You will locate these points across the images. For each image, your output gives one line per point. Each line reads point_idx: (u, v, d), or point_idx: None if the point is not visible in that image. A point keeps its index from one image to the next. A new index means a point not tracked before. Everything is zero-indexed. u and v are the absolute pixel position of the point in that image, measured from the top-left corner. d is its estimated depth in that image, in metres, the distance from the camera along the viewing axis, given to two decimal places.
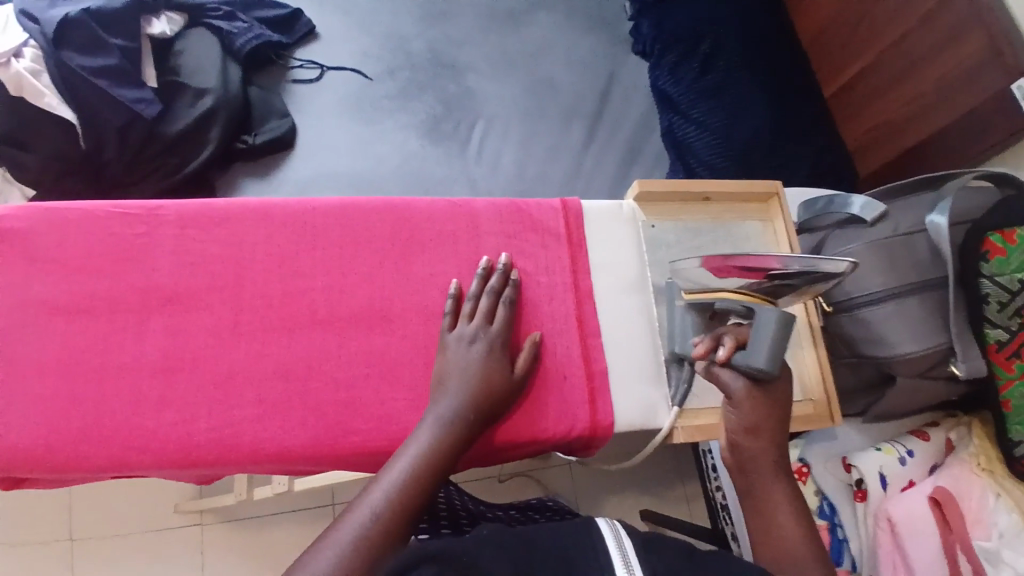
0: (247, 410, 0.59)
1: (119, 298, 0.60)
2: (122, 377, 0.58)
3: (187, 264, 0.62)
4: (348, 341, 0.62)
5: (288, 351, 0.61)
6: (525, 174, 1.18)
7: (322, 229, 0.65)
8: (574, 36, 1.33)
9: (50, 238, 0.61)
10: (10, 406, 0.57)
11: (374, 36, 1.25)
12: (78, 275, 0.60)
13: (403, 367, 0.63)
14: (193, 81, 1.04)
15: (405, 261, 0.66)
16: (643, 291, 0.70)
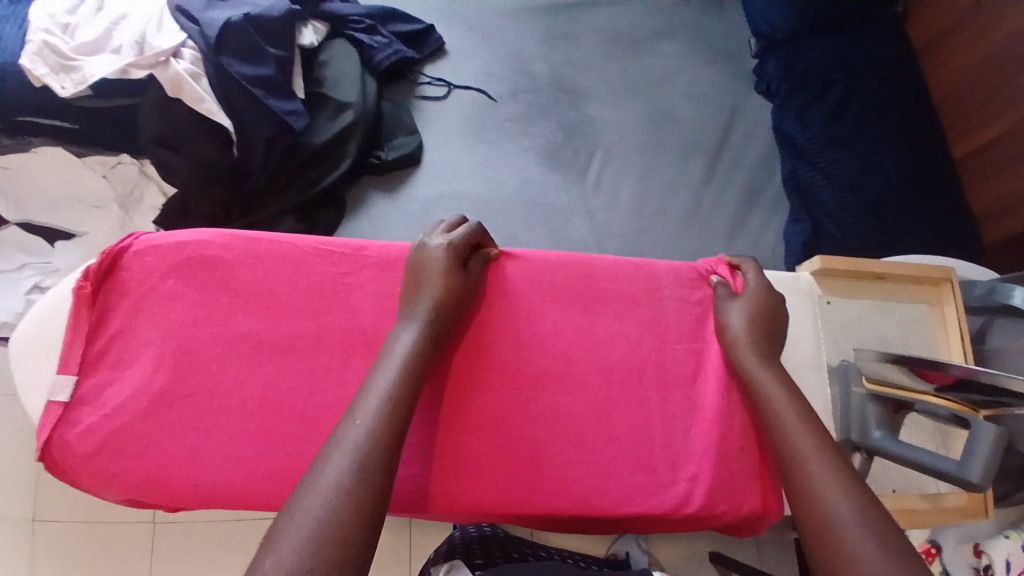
0: (437, 457, 0.64)
1: (325, 338, 0.65)
2: (323, 416, 0.63)
3: (385, 309, 0.67)
4: (533, 398, 0.68)
5: (477, 402, 0.66)
6: (644, 211, 1.14)
7: (517, 287, 0.71)
8: (697, 69, 1.27)
9: (257, 271, 0.66)
10: (216, 435, 0.61)
11: (499, 56, 1.24)
12: (286, 311, 0.66)
13: (582, 426, 0.67)
14: (337, 94, 1.07)
15: (590, 320, 0.72)
16: (818, 371, 0.72)
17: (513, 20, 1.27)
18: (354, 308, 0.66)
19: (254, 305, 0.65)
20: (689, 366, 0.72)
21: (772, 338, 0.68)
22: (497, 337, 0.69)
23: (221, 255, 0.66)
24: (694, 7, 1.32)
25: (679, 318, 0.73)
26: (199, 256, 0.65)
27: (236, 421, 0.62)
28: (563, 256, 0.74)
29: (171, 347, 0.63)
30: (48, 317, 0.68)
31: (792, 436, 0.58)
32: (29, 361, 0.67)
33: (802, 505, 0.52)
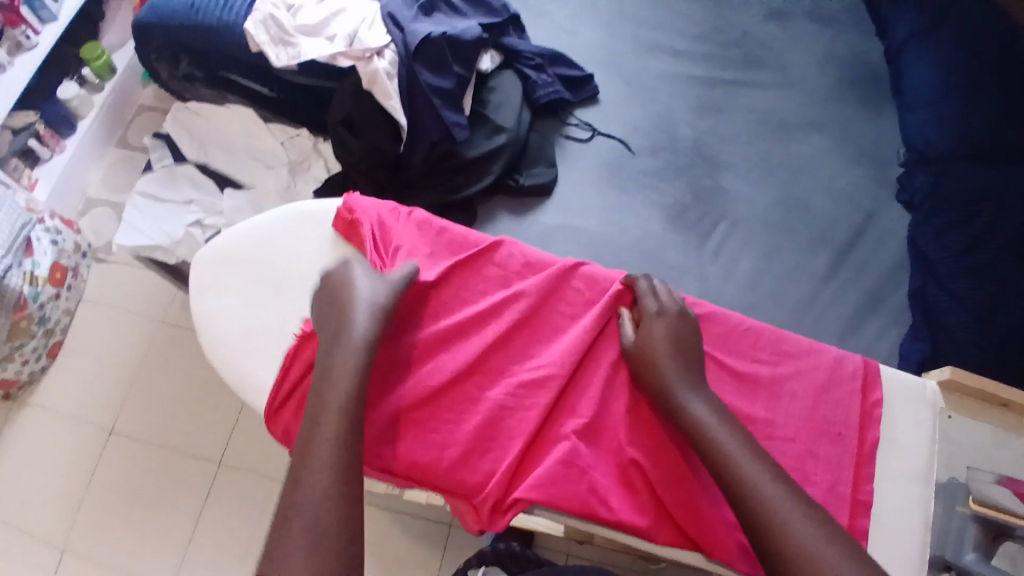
0: (536, 444, 0.74)
1: (486, 312, 0.81)
2: (470, 378, 0.77)
3: (536, 300, 0.81)
4: (634, 420, 0.75)
5: (581, 405, 0.76)
6: (758, 287, 1.16)
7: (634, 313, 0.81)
8: (840, 164, 1.28)
9: (453, 233, 0.86)
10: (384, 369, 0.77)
11: (647, 114, 1.31)
12: (460, 277, 0.83)
13: (677, 459, 0.73)
14: (497, 117, 1.17)
15: (714, 359, 0.77)
16: (926, 484, 0.73)
17: (668, 84, 1.35)
18: (501, 309, 0.81)
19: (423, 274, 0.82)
20: (800, 448, 0.73)
21: (683, 353, 0.74)
22: (609, 369, 0.77)
23: (401, 220, 0.86)
24: (848, 105, 1.34)
25: (802, 398, 0.75)
26: (385, 216, 0.85)
27: (381, 363, 0.77)
28: (708, 306, 0.80)
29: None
30: (236, 242, 0.85)
31: (723, 449, 0.66)
32: (210, 271, 0.83)
33: (752, 517, 0.61)
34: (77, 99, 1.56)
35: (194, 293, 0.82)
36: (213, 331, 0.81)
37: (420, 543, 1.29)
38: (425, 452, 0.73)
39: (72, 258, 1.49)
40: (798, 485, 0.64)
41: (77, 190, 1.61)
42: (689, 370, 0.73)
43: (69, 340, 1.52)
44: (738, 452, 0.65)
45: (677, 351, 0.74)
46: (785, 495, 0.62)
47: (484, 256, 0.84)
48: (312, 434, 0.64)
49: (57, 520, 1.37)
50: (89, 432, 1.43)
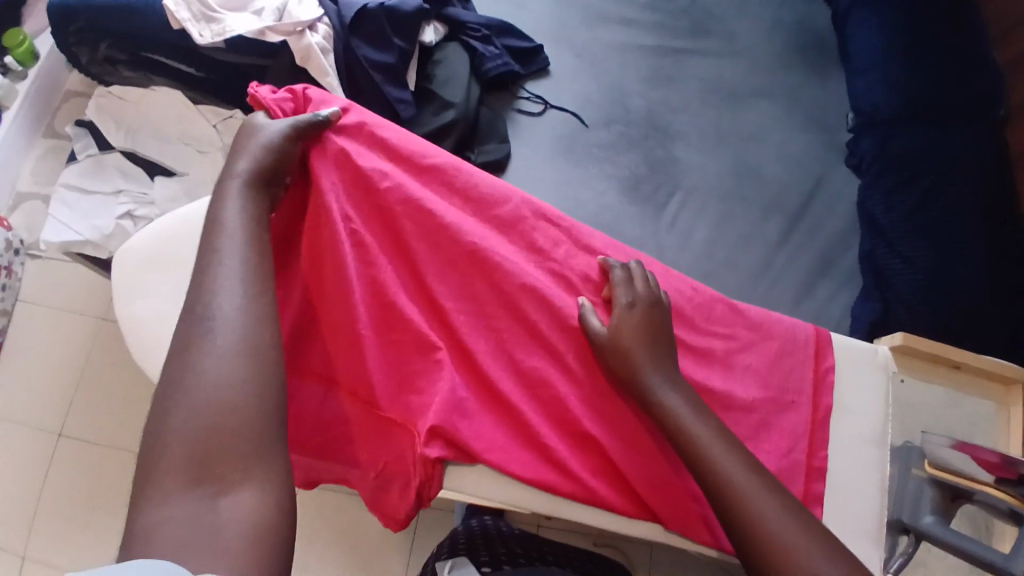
0: (491, 418, 0.72)
1: (448, 282, 0.76)
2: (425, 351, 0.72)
3: (505, 268, 0.77)
4: (592, 394, 0.74)
5: (545, 378, 0.74)
6: (715, 257, 1.15)
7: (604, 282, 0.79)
8: (792, 130, 1.27)
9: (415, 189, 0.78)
10: (325, 348, 0.72)
11: (599, 85, 1.28)
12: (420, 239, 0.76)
13: (635, 432, 0.72)
14: (444, 92, 1.13)
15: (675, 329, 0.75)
16: (880, 446, 0.73)
17: (618, 54, 1.32)
18: (465, 278, 0.76)
19: (378, 239, 0.76)
20: (756, 418, 0.72)
21: (661, 340, 0.71)
22: (576, 341, 0.75)
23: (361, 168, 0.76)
24: (798, 71, 1.33)
25: (756, 368, 0.74)
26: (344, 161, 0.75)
27: (321, 340, 0.72)
28: (666, 280, 0.78)
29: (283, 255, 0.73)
30: (162, 236, 0.78)
31: (699, 440, 0.64)
32: (134, 269, 0.77)
33: (726, 509, 0.60)
34: (0, 87, 1.46)
35: (116, 292, 0.76)
36: (140, 333, 0.74)
37: (387, 531, 1.27)
38: (370, 430, 0.70)
39: (4, 256, 1.41)
40: (771, 474, 0.62)
41: (5, 185, 1.51)
42: (666, 358, 0.70)
43: (7, 344, 1.44)
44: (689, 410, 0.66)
45: (659, 338, 0.71)
46: (754, 482, 0.60)
47: (452, 219, 0.78)
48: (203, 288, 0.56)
49: (3, 530, 1.30)
50: (33, 438, 1.36)
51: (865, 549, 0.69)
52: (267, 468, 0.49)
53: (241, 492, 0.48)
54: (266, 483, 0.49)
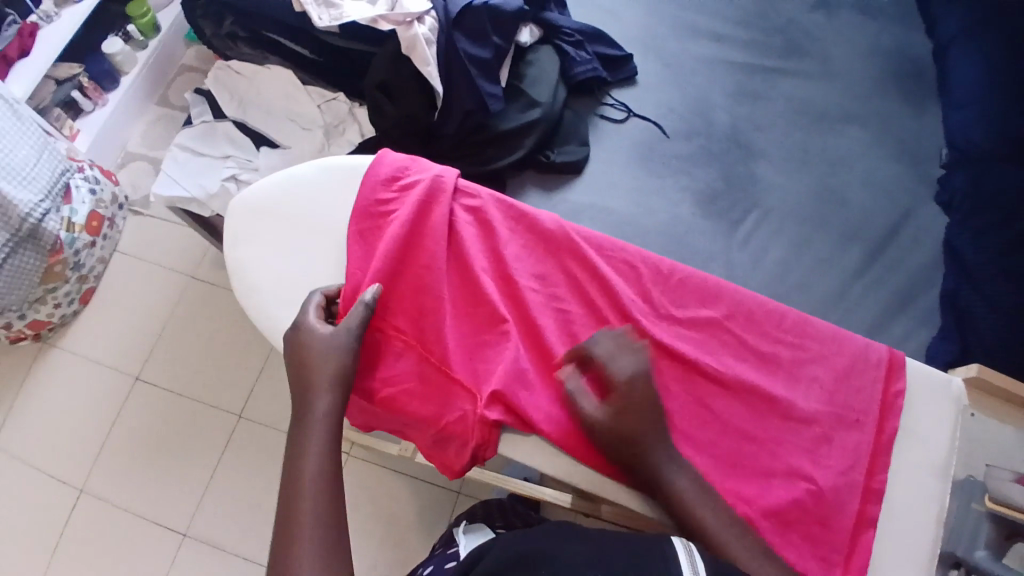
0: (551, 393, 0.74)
1: (521, 267, 0.80)
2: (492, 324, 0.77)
3: (573, 264, 0.81)
4: (653, 383, 0.74)
5: (606, 363, 0.75)
6: (787, 279, 1.15)
7: (675, 278, 0.79)
8: (879, 160, 1.25)
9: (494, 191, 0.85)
10: (403, 310, 0.77)
11: (684, 98, 1.30)
12: (497, 229, 0.82)
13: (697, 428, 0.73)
14: (532, 91, 1.17)
15: (738, 336, 0.77)
16: (944, 478, 0.72)
17: (707, 69, 1.33)
18: (536, 269, 0.81)
19: (457, 224, 0.81)
20: (816, 431, 0.72)
21: (663, 408, 0.71)
22: (641, 334, 0.76)
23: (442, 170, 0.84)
24: (892, 100, 1.30)
25: (822, 382, 0.75)
26: (427, 167, 0.84)
27: (402, 302, 0.78)
28: (738, 287, 0.79)
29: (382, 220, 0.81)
30: (273, 191, 0.85)
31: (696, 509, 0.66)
32: (246, 219, 0.84)
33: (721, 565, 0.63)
34: (122, 54, 1.58)
35: (226, 240, 0.83)
36: (245, 277, 0.81)
37: (431, 508, 1.33)
38: (436, 390, 0.74)
39: (109, 209, 1.53)
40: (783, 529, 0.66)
41: (117, 145, 1.65)
42: (663, 429, 0.70)
43: (102, 290, 1.56)
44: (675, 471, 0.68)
45: (658, 410, 0.70)
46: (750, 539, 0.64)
47: (526, 217, 0.83)
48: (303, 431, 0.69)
49: (80, 460, 1.42)
50: (116, 378, 1.48)
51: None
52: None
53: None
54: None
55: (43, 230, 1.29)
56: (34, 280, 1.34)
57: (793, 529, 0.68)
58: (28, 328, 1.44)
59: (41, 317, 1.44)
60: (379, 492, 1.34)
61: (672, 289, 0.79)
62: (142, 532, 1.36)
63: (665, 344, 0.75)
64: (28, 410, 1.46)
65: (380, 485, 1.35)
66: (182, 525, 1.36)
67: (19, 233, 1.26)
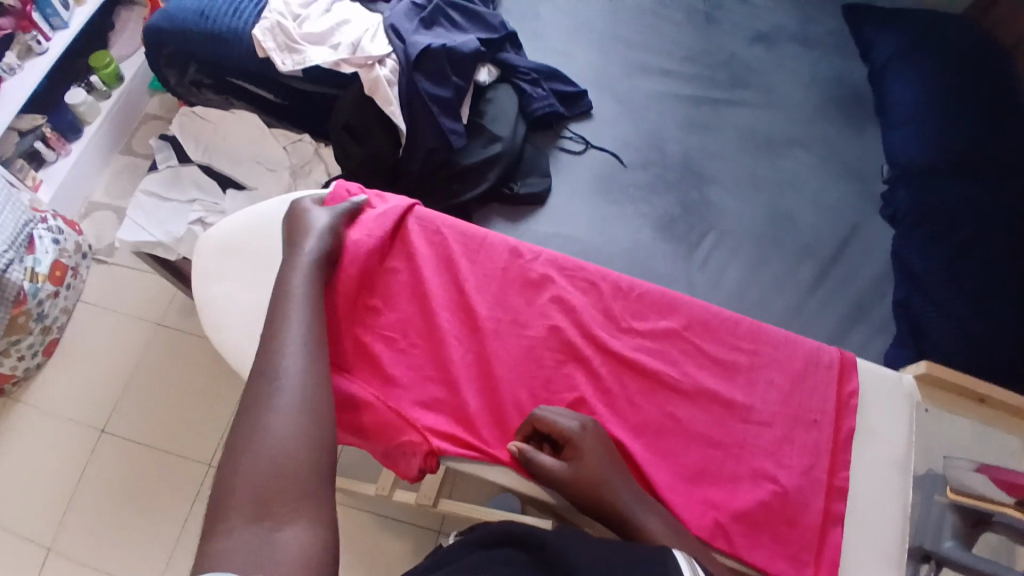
0: (516, 413, 0.75)
1: (479, 289, 0.82)
2: (455, 347, 0.78)
3: (529, 283, 0.83)
4: (616, 398, 0.77)
5: (569, 380, 0.77)
6: (746, 297, 1.19)
7: (629, 294, 0.82)
8: (825, 181, 1.32)
9: (445, 217, 0.87)
10: (372, 338, 0.79)
11: (639, 130, 1.36)
12: (451, 255, 0.84)
13: (660, 439, 0.75)
14: (493, 127, 1.22)
15: (693, 346, 0.80)
16: (904, 473, 0.74)
17: (658, 102, 1.40)
18: (492, 288, 0.82)
19: (407, 254, 0.84)
20: (775, 433, 0.75)
21: (618, 462, 0.70)
22: (597, 351, 0.79)
23: (392, 203, 0.86)
24: (833, 125, 1.39)
25: (778, 385, 0.78)
26: (374, 201, 0.87)
27: (367, 330, 0.79)
28: (688, 300, 0.83)
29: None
30: (242, 227, 0.86)
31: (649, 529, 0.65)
32: (213, 256, 0.85)
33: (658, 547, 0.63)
34: (85, 104, 1.60)
35: (194, 273, 0.84)
36: (214, 313, 0.81)
37: (408, 545, 1.31)
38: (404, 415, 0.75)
39: (72, 258, 1.52)
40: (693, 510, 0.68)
41: (80, 195, 1.64)
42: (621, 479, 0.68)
43: (64, 342, 1.53)
44: (637, 508, 0.66)
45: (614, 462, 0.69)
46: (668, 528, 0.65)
47: (478, 241, 0.85)
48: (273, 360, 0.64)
49: (41, 520, 1.36)
50: (78, 432, 1.44)
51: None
52: (319, 509, 0.55)
53: (293, 527, 0.54)
54: (315, 521, 0.55)
55: (7, 280, 1.29)
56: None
57: (763, 529, 0.71)
58: None
59: (3, 371, 1.41)
60: (354, 534, 1.32)
61: (630, 303, 0.82)
62: None
63: (625, 358, 0.78)
64: None
65: (354, 527, 1.33)
66: None
67: None
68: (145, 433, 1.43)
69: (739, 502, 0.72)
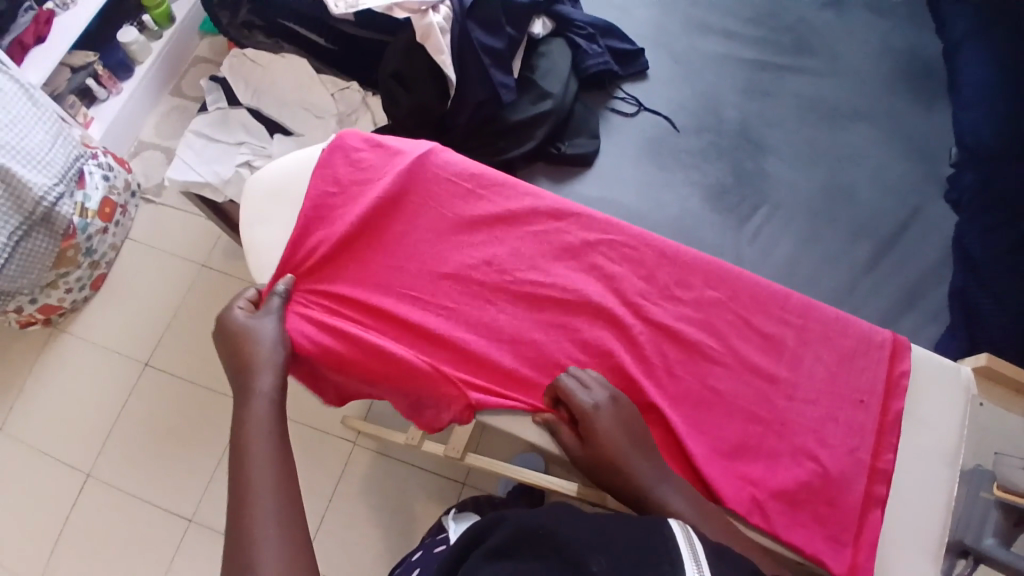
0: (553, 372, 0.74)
1: (518, 244, 0.80)
2: (494, 302, 0.77)
3: (571, 240, 0.80)
4: (656, 366, 0.75)
5: (608, 344, 0.75)
6: (795, 273, 1.15)
7: (673, 259, 0.79)
8: (889, 158, 1.25)
9: (483, 167, 0.84)
10: (411, 287, 0.77)
11: (695, 93, 1.30)
12: (490, 207, 0.81)
13: (698, 411, 0.73)
14: (544, 83, 1.18)
15: (738, 317, 0.77)
16: (953, 465, 0.72)
17: (717, 65, 1.34)
18: (532, 244, 0.80)
19: (443, 205, 0.81)
20: (819, 411, 0.73)
21: (642, 436, 0.68)
22: (638, 316, 0.77)
23: (429, 150, 0.83)
24: (901, 98, 1.31)
25: (826, 363, 0.75)
26: (409, 148, 0.84)
27: (407, 278, 0.78)
28: (735, 268, 0.79)
29: (339, 204, 0.81)
30: (291, 172, 0.83)
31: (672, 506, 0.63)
32: (261, 200, 0.83)
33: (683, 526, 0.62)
34: (137, 44, 1.59)
35: (242, 219, 0.82)
36: (261, 257, 0.80)
37: (434, 495, 1.34)
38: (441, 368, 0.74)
39: (121, 195, 1.55)
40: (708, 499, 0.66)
41: (130, 133, 1.67)
42: (643, 456, 0.66)
43: (112, 277, 1.58)
44: (662, 486, 0.65)
45: (636, 437, 0.68)
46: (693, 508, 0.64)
47: (517, 194, 0.82)
48: (244, 472, 0.62)
49: (87, 445, 1.43)
50: (124, 364, 1.49)
51: (923, 566, 0.68)
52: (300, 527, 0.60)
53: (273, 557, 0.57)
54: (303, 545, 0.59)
55: (57, 214, 1.30)
56: (47, 264, 1.36)
57: (803, 507, 0.70)
58: (39, 312, 1.46)
59: (53, 301, 1.46)
60: (382, 480, 1.36)
61: (677, 270, 0.79)
62: (148, 517, 1.37)
63: (668, 327, 0.76)
64: (37, 395, 1.48)
65: (382, 475, 1.36)
66: (188, 512, 1.37)
67: (32, 217, 1.27)
68: (187, 370, 1.48)
69: (777, 478, 0.70)
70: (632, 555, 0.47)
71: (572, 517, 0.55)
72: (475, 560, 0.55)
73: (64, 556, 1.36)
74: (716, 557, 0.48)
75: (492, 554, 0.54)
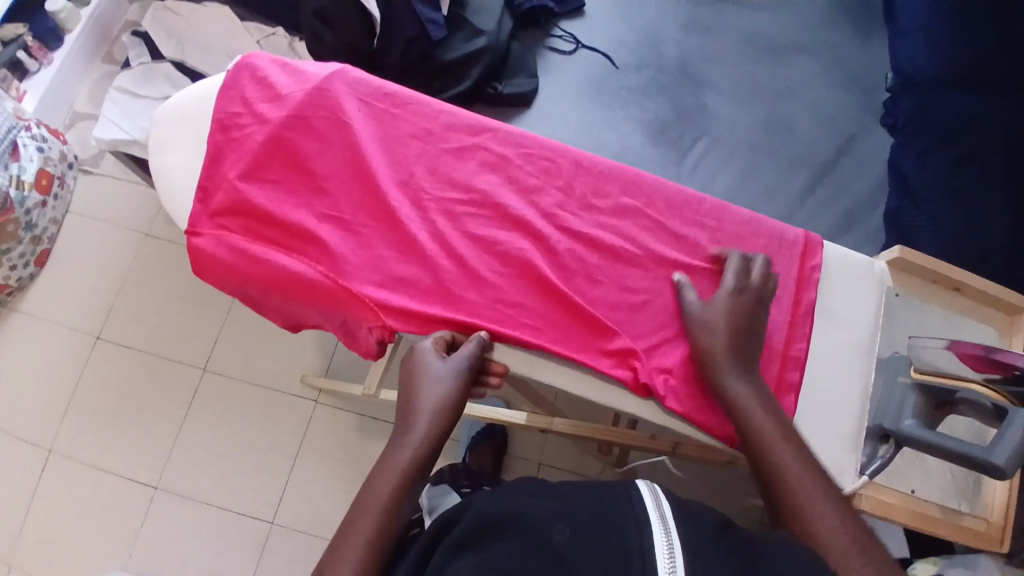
0: (469, 285, 0.74)
1: (433, 161, 0.78)
2: (408, 218, 0.76)
3: (486, 155, 0.79)
4: (574, 277, 0.75)
5: (523, 254, 0.75)
6: (735, 202, 1.16)
7: (589, 170, 0.79)
8: (826, 87, 1.26)
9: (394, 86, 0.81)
10: (323, 209, 0.76)
11: (634, 30, 1.29)
12: (402, 126, 0.80)
13: (615, 313, 0.74)
14: (476, 20, 1.15)
15: (654, 222, 0.77)
16: (862, 353, 0.74)
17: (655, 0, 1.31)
18: (447, 161, 0.78)
19: (353, 122, 0.78)
20: None
21: (747, 344, 0.69)
22: (554, 225, 0.77)
23: (337, 69, 0.80)
24: (838, 27, 1.29)
25: None
26: (317, 68, 0.81)
27: (319, 200, 0.77)
28: (651, 177, 0.80)
29: (246, 126, 0.78)
30: (195, 100, 0.80)
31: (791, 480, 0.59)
32: (167, 128, 0.80)
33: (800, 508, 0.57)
34: (65, 12, 1.52)
35: (150, 150, 0.80)
36: (171, 186, 0.78)
37: None
38: (357, 284, 0.74)
39: (58, 167, 1.49)
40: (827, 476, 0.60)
41: (65, 105, 1.60)
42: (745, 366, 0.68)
43: (54, 252, 1.52)
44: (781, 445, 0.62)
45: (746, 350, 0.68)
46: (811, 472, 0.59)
47: (431, 111, 0.80)
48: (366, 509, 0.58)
49: (42, 422, 1.40)
50: (75, 337, 1.46)
51: (833, 446, 0.71)
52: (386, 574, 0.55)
53: None
54: None
55: None
56: None
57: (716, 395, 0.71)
58: None
59: None
60: (344, 436, 1.37)
61: (593, 180, 0.79)
62: (108, 488, 1.36)
63: (585, 235, 0.76)
64: None
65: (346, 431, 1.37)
66: (152, 480, 1.36)
67: None
68: (141, 340, 1.45)
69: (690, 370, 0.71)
70: (606, 532, 0.44)
71: (529, 490, 0.51)
72: (442, 557, 0.47)
73: (29, 532, 1.34)
74: (685, 520, 0.45)
75: (456, 547, 0.47)
